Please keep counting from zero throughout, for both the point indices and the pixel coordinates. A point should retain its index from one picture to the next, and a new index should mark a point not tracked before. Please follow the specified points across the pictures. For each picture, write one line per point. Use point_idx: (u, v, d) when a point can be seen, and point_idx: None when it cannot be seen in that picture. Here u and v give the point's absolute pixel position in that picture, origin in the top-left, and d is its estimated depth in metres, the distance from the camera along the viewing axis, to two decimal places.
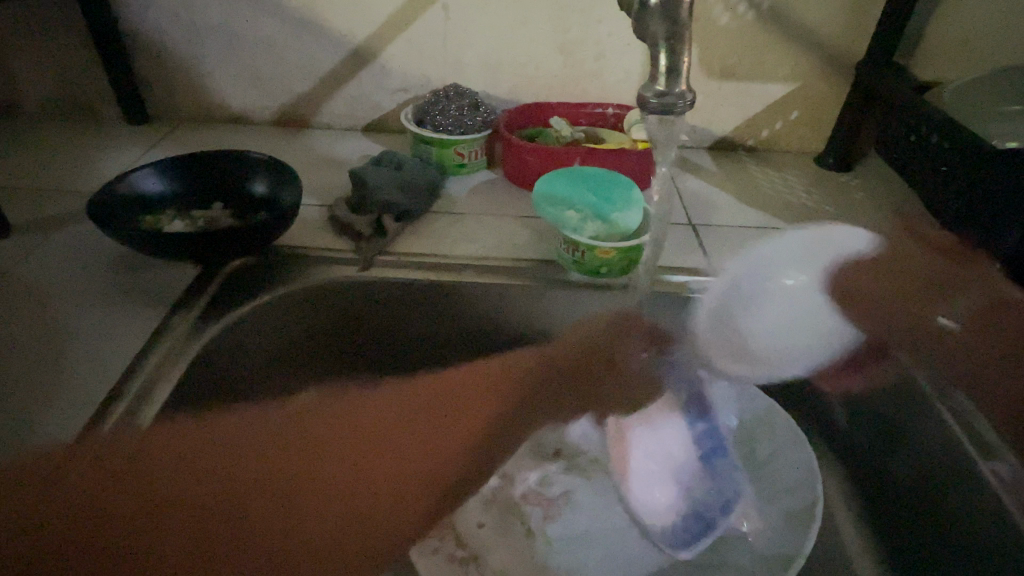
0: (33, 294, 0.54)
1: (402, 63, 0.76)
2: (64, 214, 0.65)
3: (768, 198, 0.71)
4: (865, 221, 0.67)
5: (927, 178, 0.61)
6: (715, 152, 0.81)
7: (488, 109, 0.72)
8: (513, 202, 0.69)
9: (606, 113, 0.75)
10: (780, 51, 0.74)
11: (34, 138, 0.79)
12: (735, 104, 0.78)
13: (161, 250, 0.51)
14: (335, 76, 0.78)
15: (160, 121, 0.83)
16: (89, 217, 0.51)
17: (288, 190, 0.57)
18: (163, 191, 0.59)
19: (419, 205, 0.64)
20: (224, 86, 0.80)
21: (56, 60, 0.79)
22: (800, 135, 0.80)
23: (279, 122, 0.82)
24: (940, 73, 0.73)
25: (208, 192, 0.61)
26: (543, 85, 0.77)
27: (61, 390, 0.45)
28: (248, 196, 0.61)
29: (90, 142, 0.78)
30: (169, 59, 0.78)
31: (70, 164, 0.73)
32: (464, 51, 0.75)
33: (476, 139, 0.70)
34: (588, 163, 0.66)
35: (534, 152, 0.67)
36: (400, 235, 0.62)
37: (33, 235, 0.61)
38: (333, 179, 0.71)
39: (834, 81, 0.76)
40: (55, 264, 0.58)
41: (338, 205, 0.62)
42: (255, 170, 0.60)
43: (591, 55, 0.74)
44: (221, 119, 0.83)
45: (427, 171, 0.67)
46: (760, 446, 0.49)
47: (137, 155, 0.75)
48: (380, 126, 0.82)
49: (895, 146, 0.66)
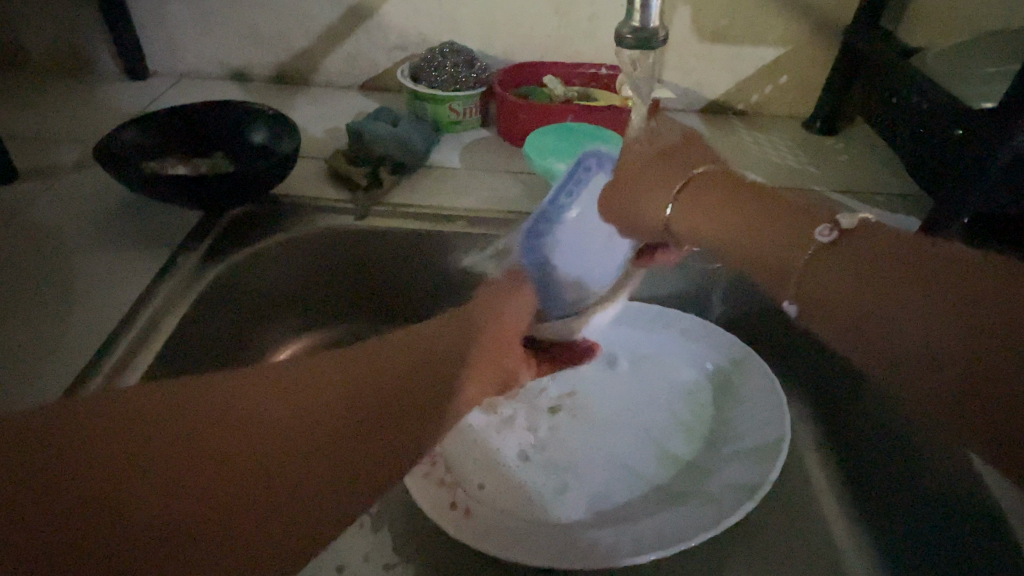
0: (44, 236, 0.57)
1: (398, 20, 0.77)
2: (68, 163, 0.67)
3: (754, 159, 0.73)
4: (847, 182, 0.69)
5: (905, 137, 0.63)
6: (706, 115, 0.83)
7: (482, 67, 0.74)
8: (506, 158, 0.71)
9: (599, 73, 0.76)
10: (770, 14, 0.75)
11: (36, 90, 0.80)
12: (726, 67, 0.79)
13: (167, 196, 0.54)
14: (332, 33, 0.79)
15: (161, 77, 0.84)
16: (97, 161, 0.54)
17: (286, 139, 0.59)
18: (167, 140, 0.61)
19: (415, 158, 0.65)
20: (223, 42, 0.81)
21: (56, 13, 0.80)
22: (788, 99, 0.82)
23: (277, 78, 0.83)
24: (926, 36, 0.75)
25: (210, 142, 0.63)
26: (538, 44, 0.78)
27: (75, 323, 0.48)
28: (248, 146, 0.62)
29: (92, 95, 0.79)
30: (167, 12, 0.79)
31: (74, 115, 0.75)
32: (460, 9, 0.76)
33: (470, 96, 0.72)
34: (579, 120, 0.68)
35: (526, 108, 0.69)
36: (395, 187, 0.64)
37: (42, 181, 0.64)
38: (331, 133, 0.72)
39: (823, 45, 0.77)
40: (63, 209, 0.60)
41: (336, 157, 0.64)
42: (255, 120, 0.62)
43: (585, 16, 0.76)
44: (220, 76, 0.84)
45: (422, 127, 0.69)
46: (732, 387, 0.53)
47: (138, 107, 0.77)
48: (377, 84, 0.83)
49: (877, 109, 0.68)
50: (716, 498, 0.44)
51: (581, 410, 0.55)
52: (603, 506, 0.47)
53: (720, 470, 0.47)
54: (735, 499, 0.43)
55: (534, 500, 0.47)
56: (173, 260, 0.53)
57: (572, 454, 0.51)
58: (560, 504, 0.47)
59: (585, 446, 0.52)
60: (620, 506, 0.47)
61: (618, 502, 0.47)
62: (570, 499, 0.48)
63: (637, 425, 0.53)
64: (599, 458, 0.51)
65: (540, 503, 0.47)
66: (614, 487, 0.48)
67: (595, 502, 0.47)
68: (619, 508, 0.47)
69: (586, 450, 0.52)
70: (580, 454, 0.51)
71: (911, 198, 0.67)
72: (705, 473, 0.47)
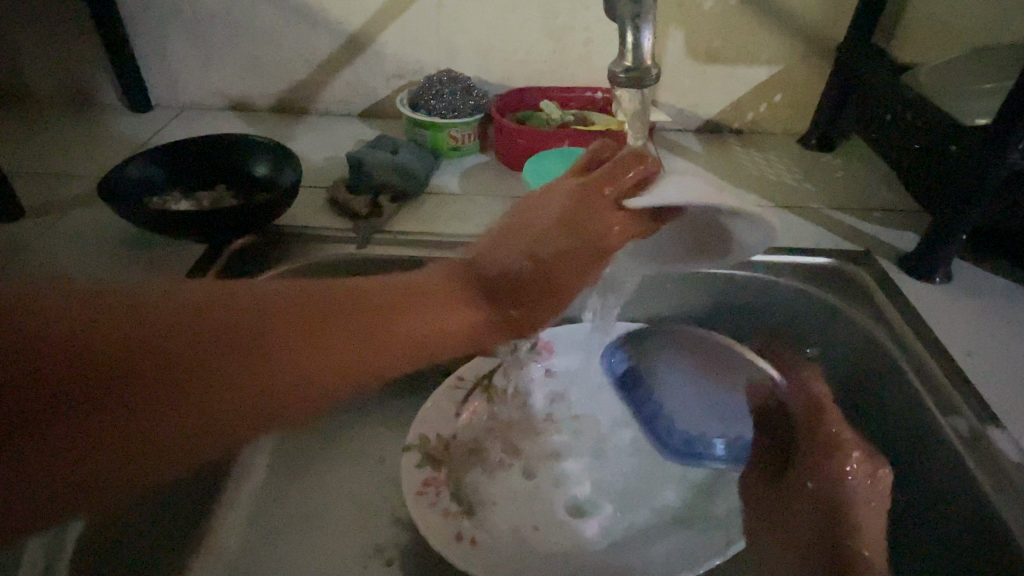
0: (50, 271, 0.58)
1: (397, 49, 0.79)
2: (72, 198, 0.67)
3: (752, 177, 0.73)
4: (844, 199, 0.69)
5: (901, 156, 0.63)
6: (702, 134, 0.84)
7: (480, 93, 0.75)
8: (506, 184, 0.72)
9: (595, 96, 0.77)
10: (763, 34, 0.76)
11: (38, 124, 0.81)
12: (721, 86, 0.80)
13: (170, 229, 0.54)
14: (332, 62, 0.80)
15: (164, 108, 0.85)
16: (101, 197, 0.54)
17: (289, 169, 0.60)
18: (169, 173, 0.62)
19: (414, 185, 0.66)
20: (223, 74, 0.82)
21: (60, 49, 0.81)
22: (784, 117, 0.82)
23: (278, 108, 0.85)
24: (919, 53, 0.76)
25: (212, 173, 0.63)
26: (534, 69, 0.79)
27: None
28: (251, 177, 0.63)
29: (95, 128, 0.81)
30: (168, 46, 0.80)
31: (78, 150, 0.76)
32: (457, 37, 0.77)
33: (469, 122, 0.73)
34: (577, 144, 0.69)
35: (525, 133, 0.70)
36: (397, 214, 0.64)
37: (47, 216, 0.64)
38: (333, 161, 0.73)
39: (816, 63, 0.78)
40: (68, 242, 0.61)
41: (336, 187, 0.65)
42: (257, 152, 0.63)
43: (580, 41, 0.77)
44: (223, 107, 0.85)
45: (421, 154, 0.70)
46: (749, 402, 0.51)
47: (141, 141, 0.78)
48: (377, 111, 0.84)
49: (872, 126, 0.69)
50: (724, 529, 0.45)
51: (586, 434, 0.54)
52: (616, 530, 0.48)
53: (725, 495, 0.49)
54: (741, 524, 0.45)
55: (543, 530, 0.47)
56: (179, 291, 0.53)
57: (581, 483, 0.51)
58: (569, 530, 0.47)
59: (592, 475, 0.52)
60: (632, 535, 0.47)
61: (628, 528, 0.48)
62: (578, 528, 0.48)
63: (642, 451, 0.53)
64: (607, 484, 0.51)
65: (549, 534, 0.47)
66: (621, 514, 0.49)
67: (605, 527, 0.48)
68: (631, 536, 0.47)
69: (592, 475, 0.52)
70: (588, 481, 0.51)
71: (908, 213, 0.67)
72: (711, 496, 0.49)
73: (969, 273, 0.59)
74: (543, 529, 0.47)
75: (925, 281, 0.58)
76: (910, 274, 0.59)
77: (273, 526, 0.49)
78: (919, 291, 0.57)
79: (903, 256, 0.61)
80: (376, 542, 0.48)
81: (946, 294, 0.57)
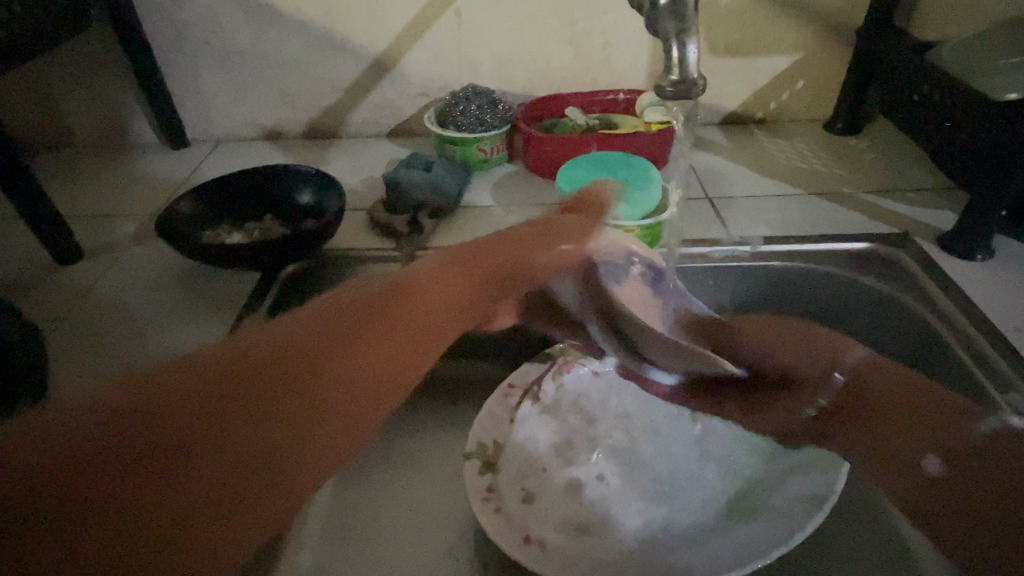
0: (114, 308, 0.60)
1: (421, 68, 0.81)
2: (126, 237, 0.70)
3: (780, 167, 0.74)
4: (877, 181, 0.70)
5: (932, 134, 0.63)
6: (725, 126, 0.84)
7: (505, 106, 0.76)
8: (539, 191, 0.73)
9: (617, 98, 0.79)
10: (781, 23, 0.77)
11: (82, 168, 0.85)
12: (742, 78, 0.81)
13: (227, 262, 0.56)
14: (359, 85, 0.82)
15: (199, 143, 0.88)
16: (161, 237, 0.57)
17: (333, 196, 0.62)
18: (217, 209, 0.64)
19: (450, 202, 0.68)
20: (256, 106, 0.85)
21: (100, 94, 0.85)
22: (807, 104, 0.83)
23: (309, 134, 0.87)
24: (939, 30, 0.75)
25: (259, 205, 0.66)
26: (556, 77, 0.81)
27: None
28: (296, 206, 0.66)
29: (137, 167, 0.84)
30: (201, 83, 0.83)
31: (125, 190, 0.79)
32: (479, 52, 0.79)
33: (497, 135, 0.74)
34: (605, 148, 0.70)
35: (554, 141, 0.71)
36: (436, 230, 0.66)
37: (106, 256, 0.67)
38: (369, 182, 0.75)
39: (836, 47, 0.78)
40: (130, 280, 0.64)
41: (376, 208, 0.66)
42: (301, 182, 0.65)
43: (599, 45, 0.78)
44: (256, 137, 0.88)
45: (453, 171, 0.72)
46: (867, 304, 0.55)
47: (183, 176, 0.81)
48: (404, 130, 0.86)
49: (899, 107, 0.69)
50: (789, 515, 0.45)
51: (639, 439, 0.56)
52: (678, 523, 0.49)
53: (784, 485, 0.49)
54: (804, 512, 0.44)
55: (612, 526, 0.49)
56: (239, 320, 0.56)
57: (644, 483, 0.53)
58: (634, 528, 0.49)
59: (653, 476, 0.53)
60: (696, 529, 0.48)
61: (691, 521, 0.49)
62: (641, 527, 0.49)
63: (691, 451, 0.55)
64: (669, 482, 0.53)
65: (618, 529, 0.49)
66: (682, 508, 0.50)
67: (667, 522, 0.49)
68: (695, 530, 0.48)
69: (655, 474, 0.53)
70: (650, 480, 0.53)
71: (942, 191, 0.68)
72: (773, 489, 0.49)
73: (1011, 247, 0.59)
74: (605, 531, 0.49)
75: (967, 259, 0.58)
76: (951, 253, 0.59)
77: (348, 542, 0.50)
78: (962, 269, 0.57)
79: (943, 234, 0.61)
80: (447, 549, 0.49)
81: (989, 270, 0.57)
